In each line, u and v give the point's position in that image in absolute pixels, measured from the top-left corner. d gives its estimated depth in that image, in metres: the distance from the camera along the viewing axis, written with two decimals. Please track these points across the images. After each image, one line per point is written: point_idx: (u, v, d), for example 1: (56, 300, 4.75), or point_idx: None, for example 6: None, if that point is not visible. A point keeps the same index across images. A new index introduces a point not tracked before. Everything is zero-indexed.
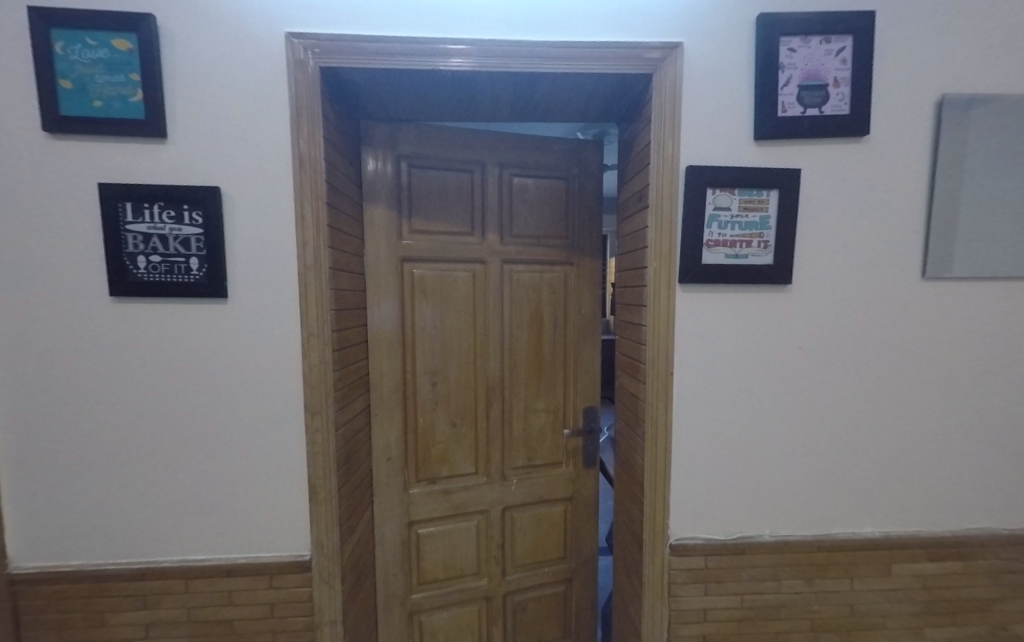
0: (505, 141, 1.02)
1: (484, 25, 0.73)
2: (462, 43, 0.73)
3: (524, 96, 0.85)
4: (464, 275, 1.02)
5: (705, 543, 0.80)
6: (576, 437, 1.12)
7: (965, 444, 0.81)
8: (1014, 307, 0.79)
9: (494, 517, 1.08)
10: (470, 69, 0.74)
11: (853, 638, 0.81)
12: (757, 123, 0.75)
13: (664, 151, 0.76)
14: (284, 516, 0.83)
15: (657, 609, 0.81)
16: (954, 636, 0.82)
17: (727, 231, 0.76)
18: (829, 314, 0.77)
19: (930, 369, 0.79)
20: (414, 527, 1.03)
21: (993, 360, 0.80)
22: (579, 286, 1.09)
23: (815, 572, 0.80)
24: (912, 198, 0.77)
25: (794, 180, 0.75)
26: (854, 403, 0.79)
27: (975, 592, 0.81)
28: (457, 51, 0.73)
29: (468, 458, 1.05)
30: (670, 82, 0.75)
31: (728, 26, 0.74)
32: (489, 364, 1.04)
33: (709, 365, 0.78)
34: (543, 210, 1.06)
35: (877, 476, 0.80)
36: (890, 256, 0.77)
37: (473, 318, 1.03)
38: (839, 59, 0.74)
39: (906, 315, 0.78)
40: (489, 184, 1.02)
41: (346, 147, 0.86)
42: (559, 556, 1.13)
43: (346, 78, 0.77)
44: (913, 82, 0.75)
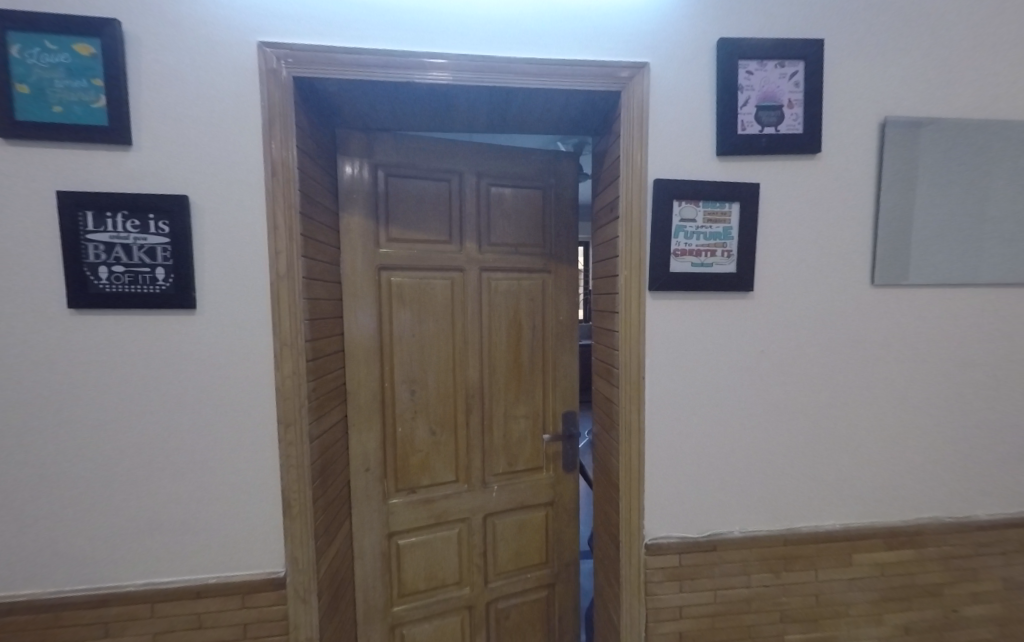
0: (482, 151, 1.04)
1: (469, 39, 0.75)
2: (446, 58, 0.75)
3: (500, 109, 0.87)
4: (442, 283, 1.02)
5: (679, 541, 0.83)
6: (556, 442, 1.14)
7: (915, 439, 0.86)
8: (953, 311, 0.86)
9: (476, 524, 1.07)
10: (455, 83, 0.76)
11: (819, 628, 0.85)
12: (719, 140, 0.79)
13: (633, 165, 0.79)
14: (257, 532, 0.81)
15: (634, 609, 0.82)
16: (910, 620, 0.87)
17: (693, 241, 0.80)
18: (788, 320, 0.82)
19: (881, 370, 0.85)
20: (394, 538, 1.02)
21: (936, 360, 0.86)
22: (557, 293, 1.12)
23: (782, 565, 0.84)
24: (860, 211, 0.82)
25: (753, 194, 0.80)
26: (814, 402, 0.83)
27: (927, 578, 0.86)
28: (438, 64, 0.75)
29: (448, 466, 1.05)
30: (637, 100, 0.78)
31: (691, 48, 0.79)
32: (468, 370, 1.05)
33: (679, 369, 0.82)
34: (521, 219, 1.08)
35: (837, 471, 0.85)
36: (841, 264, 0.83)
37: (451, 325, 1.04)
38: (792, 82, 0.79)
39: (858, 319, 0.83)
40: (467, 193, 1.03)
41: (321, 156, 0.86)
42: (542, 561, 1.14)
43: (320, 87, 0.77)
44: (858, 105, 0.81)
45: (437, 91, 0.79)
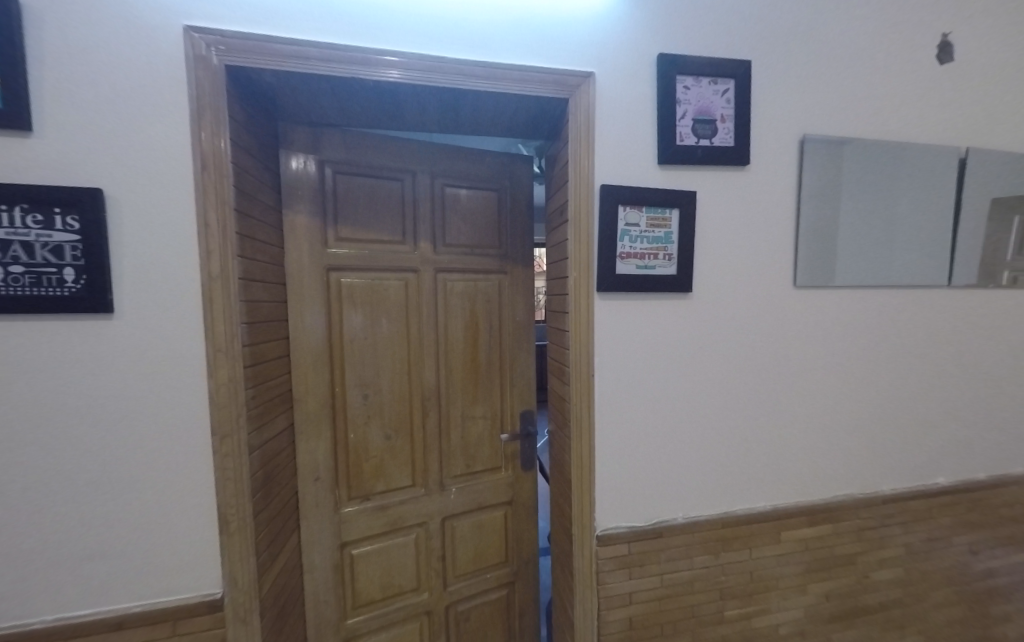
0: (436, 151, 1.03)
1: (419, 38, 0.74)
2: (398, 55, 0.73)
3: (453, 110, 0.87)
4: (396, 283, 1.00)
5: (628, 531, 0.87)
6: (514, 441, 1.15)
7: (833, 425, 0.96)
8: (862, 310, 0.96)
9: (433, 528, 1.06)
10: (407, 80, 0.75)
11: (754, 602, 0.92)
12: (660, 150, 0.84)
13: (581, 171, 0.82)
14: (190, 552, 0.75)
15: (587, 599, 0.85)
16: (831, 588, 0.96)
17: (637, 245, 0.84)
18: (723, 319, 0.88)
19: (804, 364, 0.93)
20: (347, 548, 0.98)
21: (851, 354, 0.96)
22: (514, 294, 1.13)
23: (721, 547, 0.90)
24: (784, 219, 0.90)
25: (690, 201, 0.85)
26: (746, 394, 0.90)
27: (843, 548, 0.96)
28: (396, 62, 0.74)
29: (404, 471, 1.03)
30: (584, 108, 0.81)
31: (633, 61, 0.83)
32: (424, 372, 1.03)
33: (626, 367, 0.85)
34: (476, 220, 1.08)
35: (767, 458, 0.93)
36: (768, 268, 0.90)
37: (406, 327, 1.02)
38: (724, 98, 0.85)
39: (783, 318, 0.91)
40: (420, 192, 1.02)
41: (259, 151, 0.81)
42: (502, 560, 1.14)
43: (257, 78, 0.73)
44: (782, 122, 0.89)
45: (385, 88, 0.77)
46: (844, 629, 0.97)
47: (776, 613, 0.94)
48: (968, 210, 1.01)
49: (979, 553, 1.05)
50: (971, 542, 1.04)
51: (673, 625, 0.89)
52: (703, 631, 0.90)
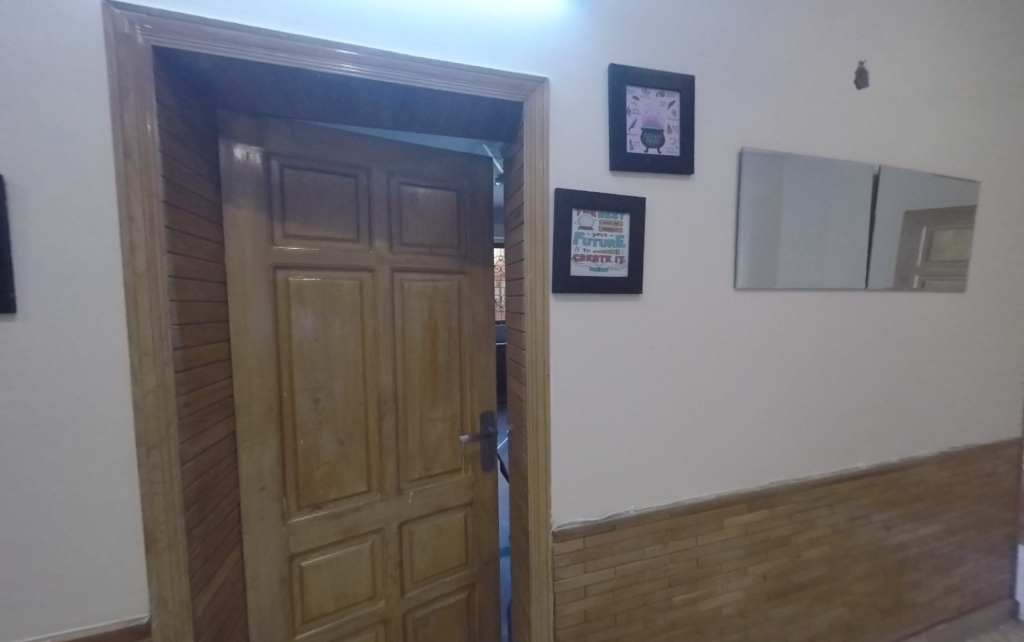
0: (393, 148, 1.00)
1: (373, 32, 0.73)
2: (350, 48, 0.71)
3: (409, 107, 0.86)
4: (349, 283, 0.97)
5: (582, 526, 0.89)
6: (474, 442, 1.15)
7: (770, 418, 1.03)
8: (794, 311, 1.04)
9: (390, 534, 1.04)
10: (361, 75, 0.73)
11: (699, 586, 0.98)
12: (612, 156, 0.87)
13: (536, 174, 0.84)
14: (112, 575, 0.68)
15: (543, 595, 0.87)
16: (768, 568, 1.04)
17: (590, 247, 0.87)
18: (670, 319, 0.93)
19: (744, 361, 1.00)
20: (296, 560, 0.94)
21: (785, 351, 1.04)
22: (473, 294, 1.13)
23: (669, 536, 0.95)
24: (725, 226, 0.97)
25: (640, 207, 0.89)
26: (692, 390, 0.96)
27: (778, 530, 1.04)
28: (348, 56, 0.71)
29: (358, 477, 1.00)
30: (538, 112, 0.82)
31: (585, 70, 0.85)
32: (380, 374, 1.01)
33: (580, 366, 0.88)
34: (434, 219, 1.07)
35: (711, 450, 0.98)
36: (712, 271, 0.96)
37: (360, 328, 0.99)
38: (670, 110, 0.90)
39: (725, 318, 0.98)
40: (376, 189, 0.99)
41: (194, 139, 0.76)
42: (462, 563, 1.14)
43: (190, 62, 0.68)
44: (723, 135, 0.95)
45: (337, 81, 0.74)
46: (779, 605, 1.06)
47: (720, 595, 1.00)
48: (881, 221, 1.13)
49: (892, 528, 1.17)
50: (886, 519, 1.16)
51: (626, 614, 0.92)
52: (653, 618, 0.94)
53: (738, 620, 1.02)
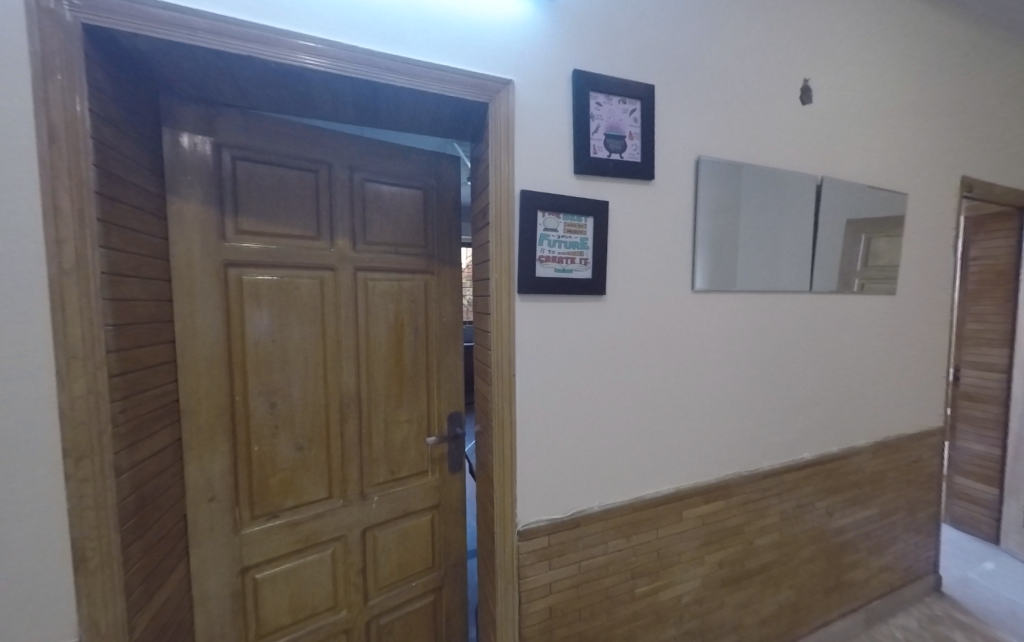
0: (356, 143, 0.98)
1: (332, 24, 0.70)
2: (307, 39, 0.69)
3: (372, 102, 0.84)
4: (309, 282, 0.93)
5: (548, 523, 0.90)
6: (441, 444, 1.13)
7: (725, 413, 1.09)
8: (748, 312, 1.10)
9: (353, 540, 1.01)
10: (321, 68, 0.70)
11: (660, 577, 1.02)
12: (576, 160, 0.89)
13: (501, 175, 0.84)
14: (34, 601, 0.62)
15: (509, 594, 0.87)
16: (723, 556, 1.09)
17: (555, 249, 0.88)
18: (632, 319, 0.96)
19: (701, 360, 1.05)
20: (249, 572, 0.89)
21: (738, 350, 1.10)
22: (440, 295, 1.11)
23: (631, 530, 0.98)
24: (684, 231, 1.01)
25: (603, 210, 0.92)
26: (653, 388, 0.99)
27: (732, 520, 1.10)
28: (306, 47, 0.69)
29: (319, 483, 0.96)
30: (503, 114, 0.83)
31: (550, 74, 0.87)
32: (342, 376, 0.98)
33: (545, 365, 0.89)
34: (400, 218, 1.04)
35: (672, 445, 1.02)
36: (671, 274, 1.00)
37: (321, 329, 0.95)
38: (632, 117, 0.93)
39: (684, 319, 1.02)
40: (338, 185, 0.96)
41: (133, 126, 0.70)
42: (428, 567, 1.12)
43: (127, 43, 0.64)
44: (681, 143, 0.99)
45: (294, 71, 0.71)
46: (734, 591, 1.11)
47: (679, 584, 1.04)
48: (824, 228, 1.21)
49: (834, 513, 1.27)
50: (828, 505, 1.25)
51: (590, 609, 0.94)
52: (617, 610, 0.97)
53: (696, 607, 1.06)
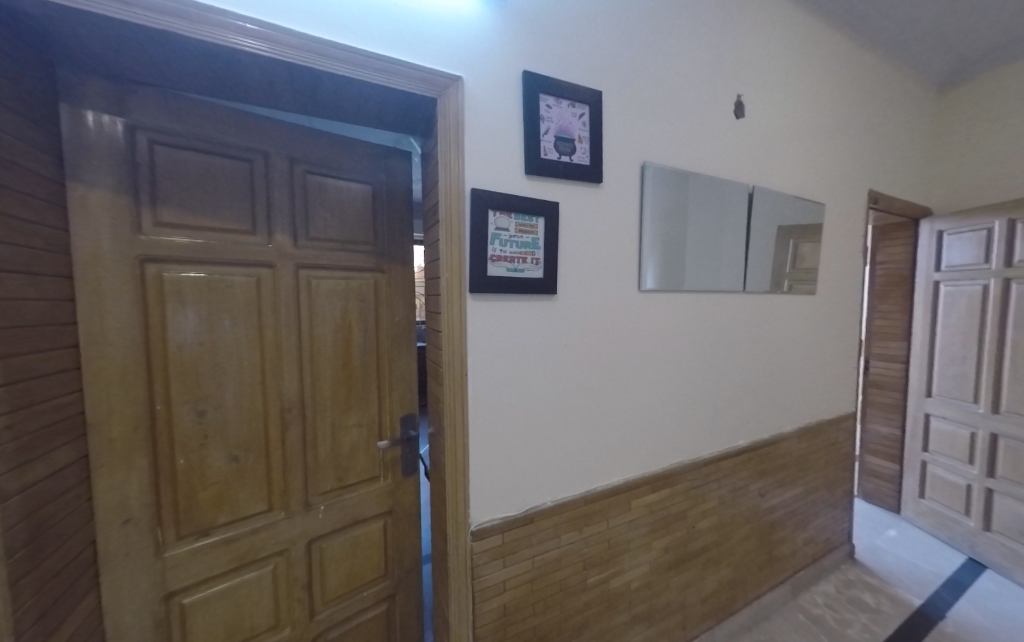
0: (296, 133, 0.92)
1: (264, 4, 0.66)
2: (235, 17, 0.63)
3: (312, 90, 0.79)
4: (243, 279, 0.86)
5: (501, 522, 0.91)
6: (393, 447, 1.10)
7: (669, 406, 1.15)
8: (689, 310, 1.17)
9: (296, 554, 0.95)
10: (253, 48, 0.65)
11: (610, 565, 1.05)
12: (527, 161, 0.90)
13: (452, 173, 0.83)
14: None
15: (462, 595, 0.86)
16: (669, 541, 1.16)
17: (507, 248, 0.89)
18: (582, 318, 0.99)
19: (647, 356, 1.10)
20: (175, 598, 0.81)
21: (681, 346, 1.16)
22: (391, 294, 1.08)
23: (583, 522, 1.01)
24: (630, 233, 1.05)
25: (554, 211, 0.93)
26: (602, 384, 1.03)
27: (677, 506, 1.17)
28: (234, 26, 0.64)
29: (257, 496, 0.90)
30: (453, 111, 0.82)
31: (500, 73, 0.87)
32: (283, 380, 0.92)
33: (497, 364, 0.89)
34: (347, 213, 1.00)
35: (621, 438, 1.07)
36: (619, 274, 1.04)
37: (259, 331, 0.89)
38: (580, 121, 0.96)
39: (631, 317, 1.07)
40: (275, 177, 0.89)
41: (21, 100, 0.61)
42: (381, 575, 1.08)
43: (9, 3, 0.55)
44: (627, 148, 1.04)
45: (221, 52, 0.66)
46: (678, 573, 1.18)
47: (628, 571, 1.09)
48: (756, 233, 1.32)
49: (766, 494, 1.38)
50: (761, 487, 1.37)
51: (544, 602, 0.96)
52: (570, 602, 0.99)
53: (644, 591, 1.12)
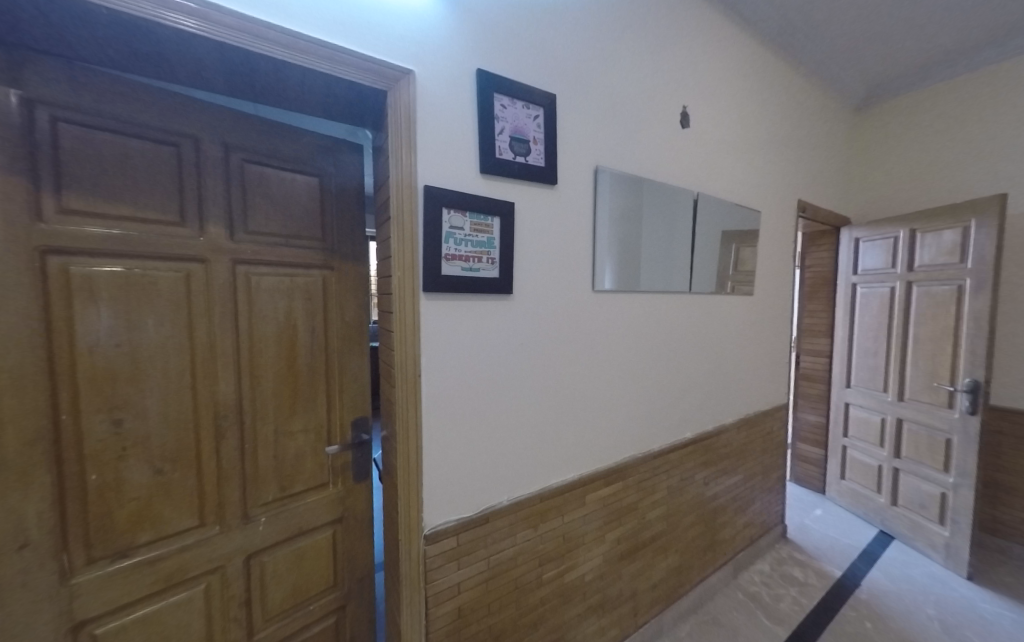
0: (232, 118, 0.86)
1: None
2: None
3: (249, 73, 0.74)
4: (170, 275, 0.79)
5: (456, 523, 0.90)
6: (344, 452, 1.06)
7: (621, 402, 1.20)
8: (639, 310, 1.23)
9: (233, 570, 0.89)
10: (177, 23, 0.59)
11: (566, 560, 1.08)
12: (482, 160, 0.90)
13: (403, 168, 0.80)
14: None
15: (414, 601, 0.84)
16: (621, 532, 1.20)
17: (462, 247, 0.88)
18: (536, 317, 1.00)
19: (600, 354, 1.14)
20: (83, 632, 0.72)
21: (632, 344, 1.21)
22: (341, 292, 1.04)
23: (538, 519, 1.02)
24: (584, 234, 1.08)
25: (509, 211, 0.94)
26: (556, 382, 1.05)
27: (629, 497, 1.22)
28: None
29: (186, 511, 0.82)
30: (404, 105, 0.80)
31: (454, 70, 0.86)
32: (218, 384, 0.85)
33: (451, 364, 0.88)
34: (291, 206, 0.95)
35: (575, 434, 1.10)
36: (573, 275, 1.06)
37: (189, 331, 0.81)
38: (535, 123, 0.97)
39: (584, 316, 1.09)
40: (208, 164, 0.83)
41: None
42: (329, 587, 1.03)
43: None
44: (580, 151, 1.06)
45: (136, 24, 0.59)
46: (630, 563, 1.23)
47: (582, 564, 1.11)
48: (701, 238, 1.40)
49: (710, 482, 1.48)
50: (705, 475, 1.46)
51: (499, 601, 0.96)
52: (525, 599, 1.00)
53: (598, 583, 1.15)
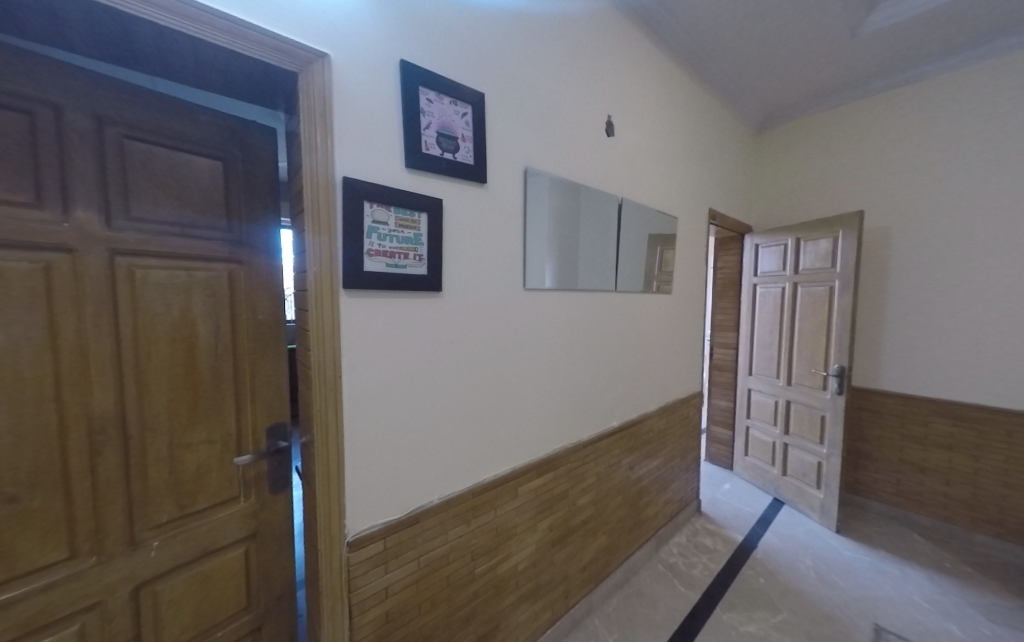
0: (108, 87, 0.74)
1: None
2: None
3: (124, 36, 0.64)
4: (23, 267, 0.66)
5: (383, 527, 0.87)
6: (257, 463, 0.98)
7: (550, 396, 1.25)
8: (568, 307, 1.28)
9: (117, 604, 0.78)
10: None
11: (498, 552, 1.10)
12: (408, 154, 0.88)
13: (317, 157, 0.76)
14: None
15: (337, 613, 0.81)
16: (553, 520, 1.25)
17: (386, 243, 0.85)
18: (465, 315, 1.01)
19: (529, 350, 1.17)
20: None
21: (561, 340, 1.27)
22: (252, 289, 0.95)
23: (470, 515, 1.03)
24: (513, 233, 1.10)
25: (437, 207, 0.93)
26: (486, 378, 1.06)
27: (560, 486, 1.28)
28: None
29: (51, 544, 0.70)
30: (318, 91, 0.75)
31: (375, 57, 0.82)
32: (93, 394, 0.73)
33: (375, 364, 0.85)
34: (188, 192, 0.85)
35: (507, 427, 1.12)
36: (503, 273, 1.08)
37: (51, 334, 0.69)
38: (463, 121, 0.97)
39: (513, 314, 1.12)
40: (75, 138, 0.71)
41: None
42: (240, 609, 0.95)
43: None
44: (509, 151, 1.08)
45: None
46: (562, 549, 1.29)
47: (514, 555, 1.15)
48: (627, 240, 1.50)
49: (635, 466, 1.60)
50: (631, 460, 1.58)
51: (430, 601, 0.96)
52: (456, 595, 1.01)
53: (530, 571, 1.19)
